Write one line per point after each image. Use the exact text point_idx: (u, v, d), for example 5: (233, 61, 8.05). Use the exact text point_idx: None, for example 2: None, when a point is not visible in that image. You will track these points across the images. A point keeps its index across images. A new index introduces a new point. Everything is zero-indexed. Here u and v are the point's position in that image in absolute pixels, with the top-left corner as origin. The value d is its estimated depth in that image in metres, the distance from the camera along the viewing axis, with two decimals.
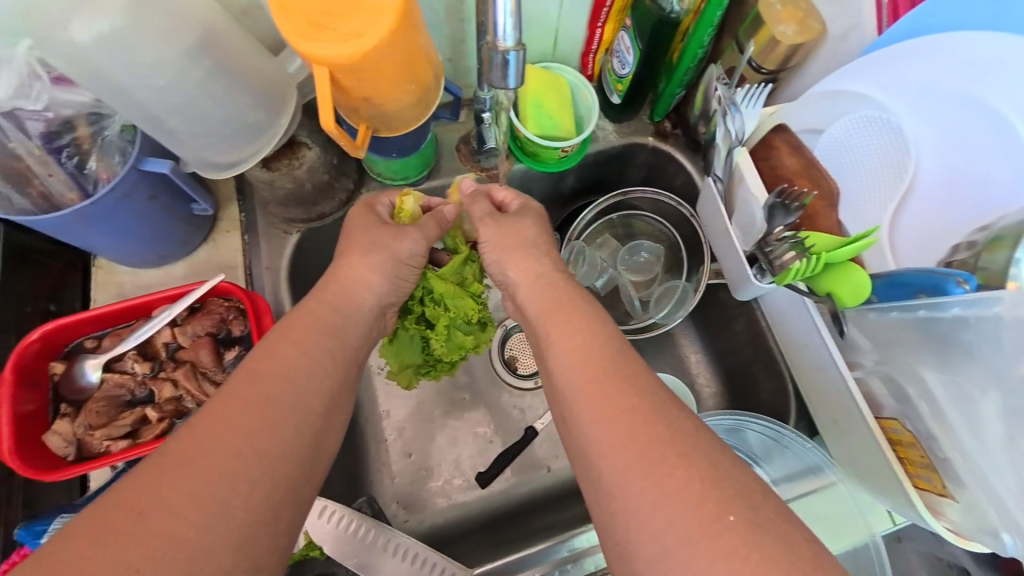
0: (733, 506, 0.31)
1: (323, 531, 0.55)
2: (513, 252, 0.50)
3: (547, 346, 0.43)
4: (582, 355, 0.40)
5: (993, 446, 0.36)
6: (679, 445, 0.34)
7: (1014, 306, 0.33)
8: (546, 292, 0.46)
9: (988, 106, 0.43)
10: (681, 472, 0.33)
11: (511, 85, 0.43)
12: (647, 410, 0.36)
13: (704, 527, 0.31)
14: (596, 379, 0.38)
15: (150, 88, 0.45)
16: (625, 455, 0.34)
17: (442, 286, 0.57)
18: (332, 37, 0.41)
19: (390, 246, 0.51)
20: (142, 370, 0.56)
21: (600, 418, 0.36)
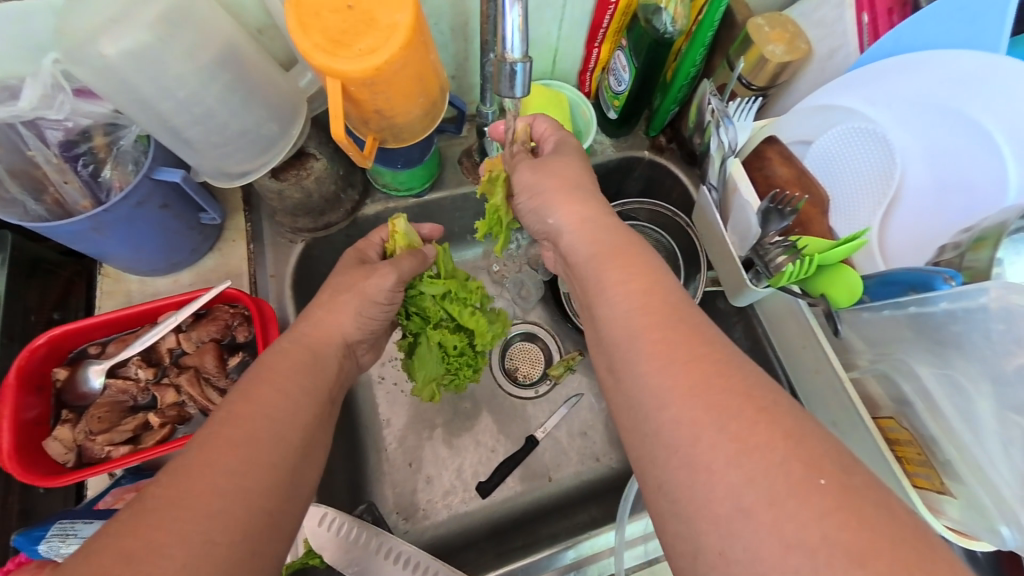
0: (823, 468, 0.30)
1: (324, 539, 0.54)
2: (550, 218, 0.49)
3: (603, 293, 0.42)
4: (643, 302, 0.40)
5: (987, 438, 0.37)
6: (758, 401, 0.33)
7: (999, 295, 0.34)
8: (599, 242, 0.46)
9: (970, 116, 0.47)
10: (763, 425, 0.32)
11: (517, 94, 0.45)
12: (717, 360, 0.35)
13: (794, 489, 0.29)
14: (655, 325, 0.38)
15: (171, 99, 0.46)
16: (694, 402, 0.33)
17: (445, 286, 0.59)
18: (348, 53, 0.44)
19: (360, 285, 0.52)
20: (146, 376, 0.56)
21: (659, 364, 0.36)
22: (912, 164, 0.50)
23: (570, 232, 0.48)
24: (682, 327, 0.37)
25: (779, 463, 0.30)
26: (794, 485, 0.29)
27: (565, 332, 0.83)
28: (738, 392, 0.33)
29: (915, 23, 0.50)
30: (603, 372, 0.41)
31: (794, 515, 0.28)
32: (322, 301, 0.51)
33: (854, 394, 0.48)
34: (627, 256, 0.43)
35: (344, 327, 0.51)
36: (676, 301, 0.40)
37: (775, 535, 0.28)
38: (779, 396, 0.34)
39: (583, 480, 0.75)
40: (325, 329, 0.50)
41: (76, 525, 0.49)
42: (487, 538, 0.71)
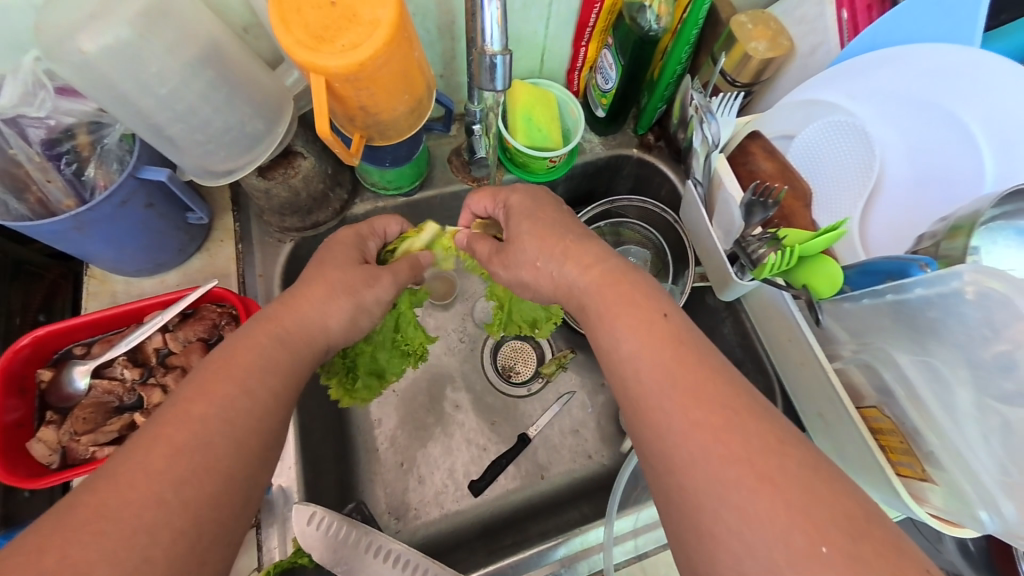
0: (826, 535, 0.30)
1: (311, 539, 0.54)
2: (552, 254, 0.48)
3: (623, 336, 0.41)
4: (665, 350, 0.39)
5: (966, 422, 0.38)
6: (777, 461, 0.33)
7: (972, 279, 0.34)
8: (599, 291, 0.45)
9: (948, 111, 0.47)
10: (779, 489, 0.32)
11: (500, 87, 0.47)
12: (742, 419, 0.35)
13: (805, 553, 0.30)
14: (673, 373, 0.38)
15: (153, 97, 0.47)
16: (722, 467, 0.33)
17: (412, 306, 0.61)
18: (330, 49, 0.44)
19: (359, 293, 0.50)
20: (133, 376, 0.55)
21: (686, 421, 0.35)
22: (893, 157, 0.50)
23: (572, 286, 0.47)
24: (689, 377, 0.37)
25: (785, 529, 0.30)
26: (804, 546, 0.30)
27: (557, 329, 0.84)
28: (724, 437, 0.34)
29: (891, 18, 0.51)
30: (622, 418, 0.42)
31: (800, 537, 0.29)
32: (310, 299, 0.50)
33: (837, 384, 0.48)
34: (645, 298, 0.43)
35: (329, 333, 0.48)
36: (679, 346, 0.39)
37: (773, 553, 0.30)
38: (748, 427, 0.34)
39: (575, 478, 0.75)
40: None
41: None
42: (479, 537, 0.71)
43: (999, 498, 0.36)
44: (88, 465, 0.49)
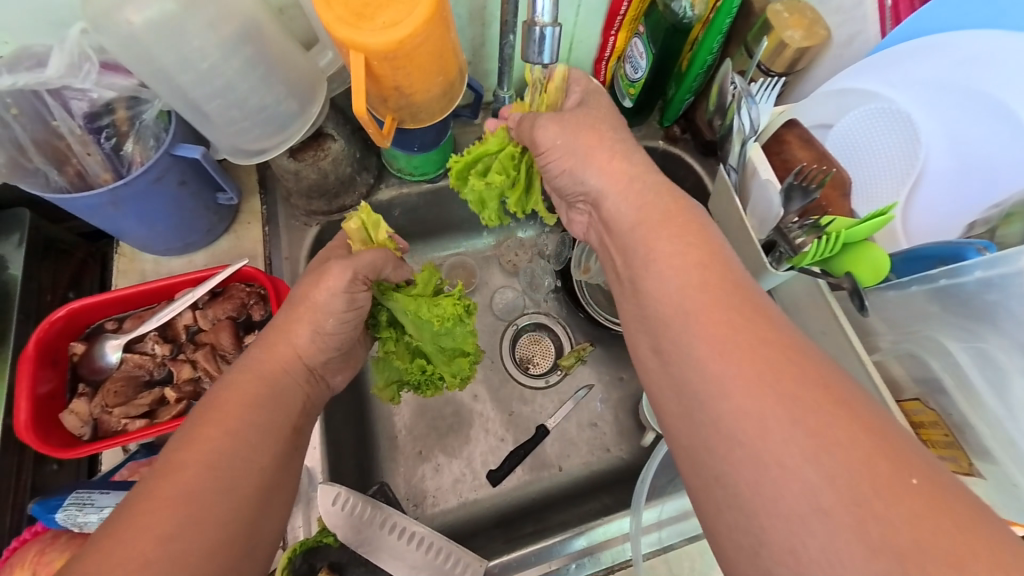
0: (910, 464, 0.29)
1: (334, 519, 0.54)
2: (591, 169, 0.45)
3: (654, 263, 0.39)
4: (699, 276, 0.37)
5: (1018, 411, 0.37)
6: (830, 388, 0.31)
7: None
8: (647, 208, 0.42)
9: (993, 97, 0.46)
10: (832, 413, 0.30)
11: (545, 60, 0.46)
12: (788, 346, 0.33)
13: (872, 476, 0.28)
14: (709, 298, 0.36)
15: (194, 72, 0.47)
16: (763, 391, 0.31)
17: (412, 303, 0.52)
18: (371, 26, 0.44)
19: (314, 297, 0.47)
20: (162, 351, 0.56)
21: (722, 346, 0.34)
22: (935, 148, 0.49)
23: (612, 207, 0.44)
24: (750, 306, 0.35)
25: (854, 446, 0.29)
26: (874, 473, 0.28)
27: (576, 322, 0.83)
28: (778, 355, 0.32)
29: (929, 9, 0.50)
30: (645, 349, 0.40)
31: (869, 487, 0.28)
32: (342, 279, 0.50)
33: (876, 376, 0.46)
34: (678, 225, 0.40)
35: (296, 343, 0.47)
36: (734, 274, 0.37)
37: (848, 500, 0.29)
38: (810, 359, 0.33)
39: (593, 470, 0.75)
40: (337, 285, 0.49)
41: (92, 494, 0.47)
42: (497, 526, 0.70)
43: None
44: (119, 437, 0.50)
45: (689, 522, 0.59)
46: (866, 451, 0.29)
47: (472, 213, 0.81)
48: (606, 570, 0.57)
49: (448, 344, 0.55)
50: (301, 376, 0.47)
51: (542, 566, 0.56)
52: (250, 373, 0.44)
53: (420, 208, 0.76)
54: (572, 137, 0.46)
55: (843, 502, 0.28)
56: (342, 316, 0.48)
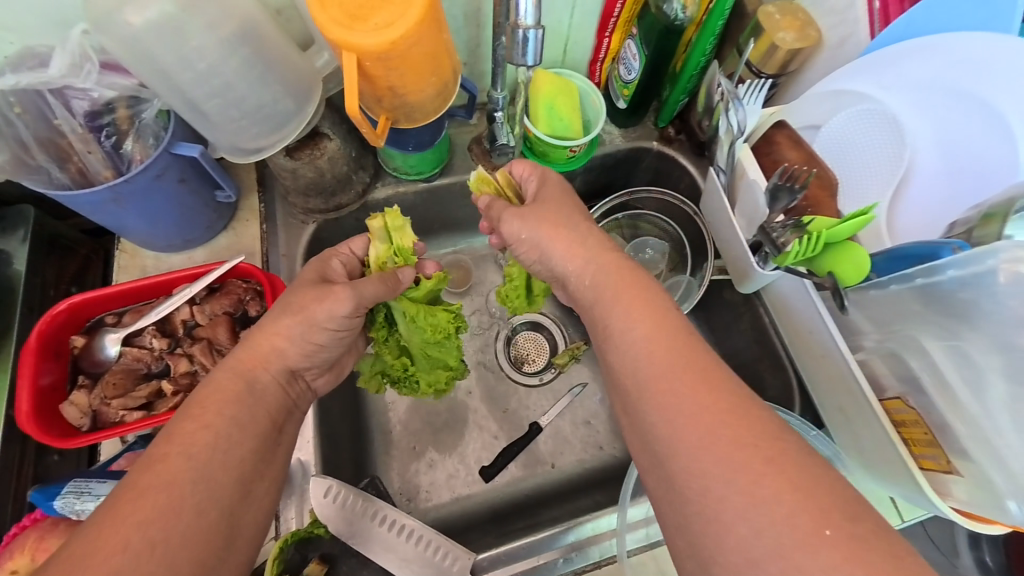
0: (831, 519, 0.30)
1: (327, 510, 0.55)
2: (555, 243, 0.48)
3: (613, 333, 0.42)
4: (651, 344, 0.40)
5: (995, 409, 0.37)
6: (766, 450, 0.33)
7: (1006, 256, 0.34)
8: (605, 277, 0.45)
9: (983, 98, 0.46)
10: (770, 478, 0.32)
11: (530, 62, 0.48)
12: (731, 410, 0.35)
13: (806, 541, 0.29)
14: (659, 367, 0.38)
15: (192, 72, 0.48)
16: (705, 458, 0.33)
17: (413, 308, 0.57)
18: (364, 27, 0.45)
19: (309, 310, 0.48)
20: (160, 345, 0.57)
21: (668, 416, 0.36)
22: (922, 150, 0.49)
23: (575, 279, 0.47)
24: (696, 372, 0.37)
25: (789, 512, 0.30)
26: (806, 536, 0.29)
27: (571, 321, 0.84)
28: (725, 411, 0.35)
29: (924, 9, 0.50)
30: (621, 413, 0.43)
31: (805, 553, 0.29)
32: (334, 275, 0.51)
33: (860, 376, 0.47)
34: (635, 292, 0.43)
35: (283, 352, 0.48)
36: (686, 340, 0.39)
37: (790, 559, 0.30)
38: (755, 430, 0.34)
39: (586, 468, 0.75)
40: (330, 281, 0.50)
41: (90, 483, 0.48)
42: (490, 520, 0.71)
43: None
44: (117, 428, 0.51)
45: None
46: (796, 509, 0.30)
47: (468, 212, 0.82)
48: (594, 565, 0.57)
49: (433, 355, 0.60)
50: (282, 377, 0.48)
51: (529, 561, 0.57)
52: (230, 371, 0.46)
53: (417, 207, 0.77)
54: (532, 224, 0.49)
55: (772, 551, 0.30)
56: (332, 329, 0.49)
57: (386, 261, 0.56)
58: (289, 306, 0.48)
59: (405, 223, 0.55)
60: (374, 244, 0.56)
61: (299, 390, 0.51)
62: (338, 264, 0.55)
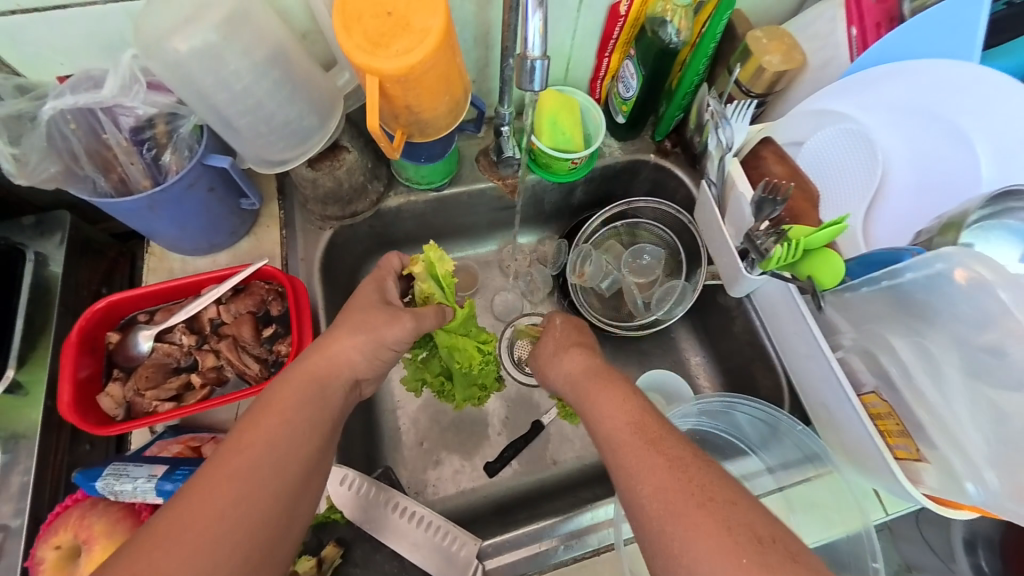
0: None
1: (342, 496, 0.59)
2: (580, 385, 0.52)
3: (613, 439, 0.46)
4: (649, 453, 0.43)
5: (953, 399, 0.42)
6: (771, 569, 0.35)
7: (953, 261, 0.39)
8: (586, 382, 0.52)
9: (948, 122, 0.51)
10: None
11: (536, 88, 0.52)
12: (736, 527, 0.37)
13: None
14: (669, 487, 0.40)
15: (229, 92, 0.53)
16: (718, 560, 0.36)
17: (449, 338, 0.63)
18: (386, 53, 0.49)
19: (379, 331, 0.54)
20: (188, 342, 0.61)
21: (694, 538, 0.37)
22: (896, 167, 0.54)
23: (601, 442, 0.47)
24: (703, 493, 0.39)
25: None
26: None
27: None
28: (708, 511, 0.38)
29: (897, 35, 0.55)
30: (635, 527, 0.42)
31: None
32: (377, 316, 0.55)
33: (840, 372, 0.50)
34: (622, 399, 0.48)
35: (355, 365, 0.53)
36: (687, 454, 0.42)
37: None
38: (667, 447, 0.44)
39: (586, 464, 0.79)
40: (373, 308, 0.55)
41: (127, 467, 0.52)
42: (495, 512, 0.74)
43: (985, 469, 0.40)
44: (150, 417, 0.55)
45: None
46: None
47: (476, 219, 0.87)
48: (592, 552, 0.60)
49: (475, 375, 0.66)
50: (348, 386, 0.52)
51: (530, 546, 0.60)
52: (300, 374, 0.50)
53: (427, 215, 0.81)
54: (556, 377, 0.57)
55: None
56: (350, 325, 0.53)
57: (429, 286, 0.61)
58: (363, 323, 0.53)
59: (445, 255, 0.61)
60: (418, 269, 0.61)
61: (354, 398, 0.54)
62: (392, 284, 0.60)
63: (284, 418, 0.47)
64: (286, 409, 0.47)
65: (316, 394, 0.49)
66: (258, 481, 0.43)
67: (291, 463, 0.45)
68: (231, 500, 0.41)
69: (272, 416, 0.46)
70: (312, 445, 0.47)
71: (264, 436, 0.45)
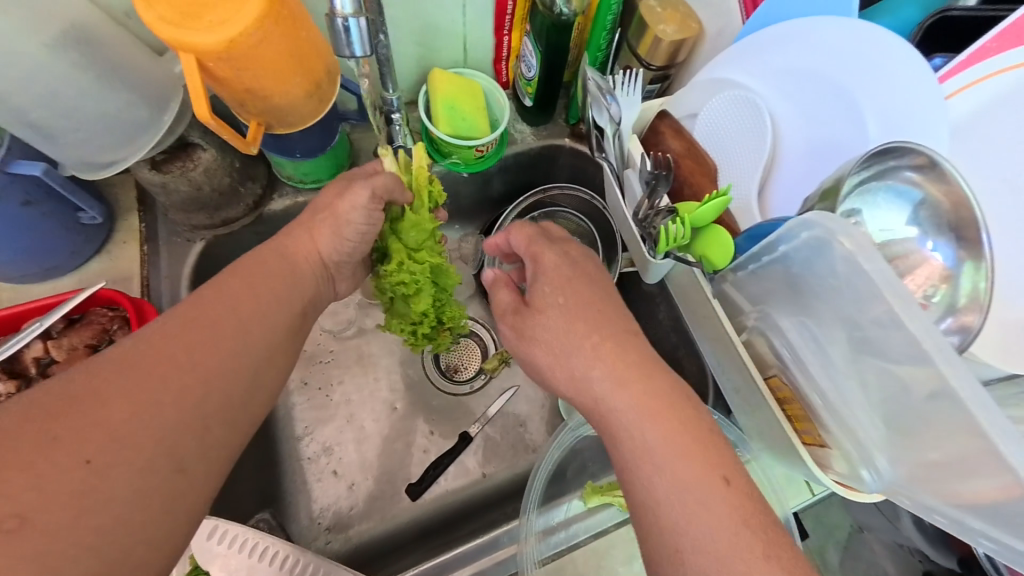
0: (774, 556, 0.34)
1: (213, 554, 0.51)
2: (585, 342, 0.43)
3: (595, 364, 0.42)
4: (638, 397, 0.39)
5: (845, 383, 0.39)
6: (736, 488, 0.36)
7: (812, 228, 0.36)
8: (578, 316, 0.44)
9: (833, 84, 0.49)
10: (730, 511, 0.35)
11: (356, 52, 0.44)
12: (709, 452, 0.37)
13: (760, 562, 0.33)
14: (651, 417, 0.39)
15: (8, 80, 0.43)
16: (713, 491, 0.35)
17: (393, 240, 0.55)
18: (197, 25, 0.41)
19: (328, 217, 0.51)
20: (7, 389, 0.51)
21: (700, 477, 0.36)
22: (788, 134, 0.51)
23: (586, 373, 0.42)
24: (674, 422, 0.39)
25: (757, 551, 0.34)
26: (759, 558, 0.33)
27: (500, 326, 0.82)
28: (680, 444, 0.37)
29: None
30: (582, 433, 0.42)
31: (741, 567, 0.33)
32: (323, 245, 0.51)
33: (745, 356, 0.47)
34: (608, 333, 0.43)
35: (318, 245, 0.51)
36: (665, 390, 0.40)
37: None
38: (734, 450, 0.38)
39: (519, 472, 0.73)
40: (303, 245, 0.50)
41: None
42: (417, 538, 0.68)
43: (875, 452, 0.39)
44: None
45: (597, 517, 0.58)
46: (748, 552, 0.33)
47: None
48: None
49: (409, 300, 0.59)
50: (317, 269, 0.51)
51: None
52: (279, 248, 0.49)
53: None
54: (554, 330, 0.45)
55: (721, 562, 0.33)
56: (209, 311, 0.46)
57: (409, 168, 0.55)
58: (318, 207, 0.52)
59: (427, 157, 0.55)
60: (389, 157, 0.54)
61: (328, 289, 0.53)
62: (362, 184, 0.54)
63: (253, 297, 0.44)
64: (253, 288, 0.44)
65: (286, 267, 0.48)
66: (221, 347, 0.40)
67: (257, 330, 0.43)
68: (191, 365, 0.38)
69: (240, 281, 0.44)
70: (280, 329, 0.45)
71: (231, 308, 0.42)
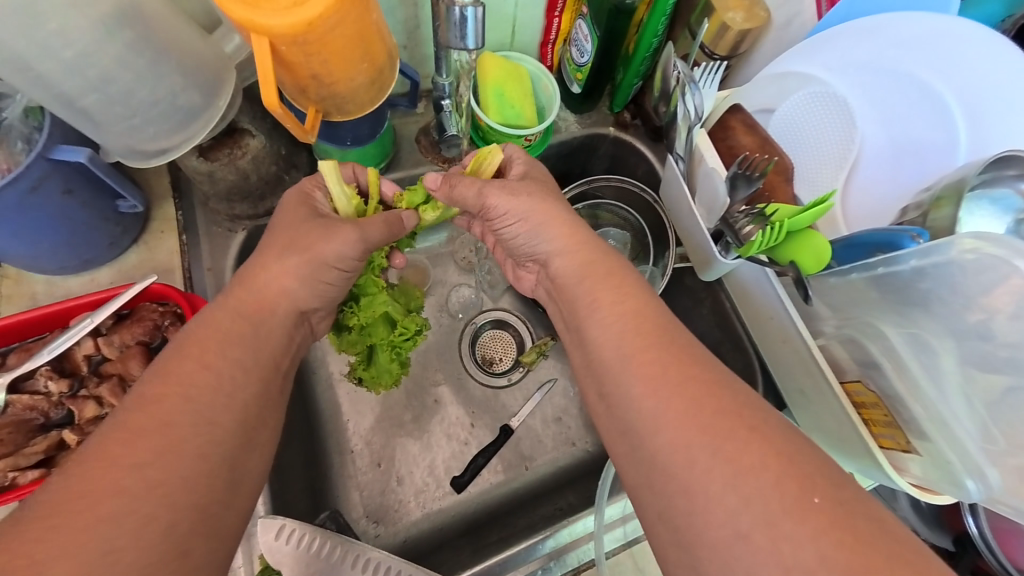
0: (815, 485, 0.31)
1: (281, 554, 0.51)
2: (596, 304, 0.43)
3: (590, 316, 0.43)
4: (629, 332, 0.40)
5: (949, 392, 0.40)
6: (748, 419, 0.34)
7: (961, 249, 0.35)
8: (583, 265, 0.46)
9: (923, 82, 0.47)
10: (755, 444, 0.32)
11: (468, 42, 0.50)
12: (720, 405, 0.35)
13: (793, 505, 0.30)
14: (647, 363, 0.38)
15: (58, 61, 0.39)
16: (709, 442, 0.33)
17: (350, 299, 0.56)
18: (273, 6, 0.38)
19: (314, 249, 0.46)
20: (59, 389, 0.49)
21: (691, 433, 0.34)
22: (869, 134, 0.50)
23: (603, 345, 0.41)
24: (681, 365, 0.37)
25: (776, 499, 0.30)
26: (790, 502, 0.30)
27: (536, 318, 0.81)
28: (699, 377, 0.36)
29: None
30: (595, 403, 0.42)
31: (786, 528, 0.30)
32: (295, 292, 0.46)
33: (822, 360, 0.49)
34: (609, 282, 0.44)
35: (293, 296, 0.46)
36: (664, 324, 0.40)
37: (763, 520, 0.30)
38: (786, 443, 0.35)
39: (559, 466, 0.73)
40: (269, 298, 0.45)
41: None
42: (463, 535, 0.69)
43: (985, 466, 0.38)
44: (9, 493, 0.43)
45: (632, 524, 0.57)
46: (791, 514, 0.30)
47: None
48: (570, 572, 0.56)
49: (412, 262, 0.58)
50: (291, 320, 0.47)
51: None
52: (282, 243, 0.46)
53: None
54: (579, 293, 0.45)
55: (761, 522, 0.30)
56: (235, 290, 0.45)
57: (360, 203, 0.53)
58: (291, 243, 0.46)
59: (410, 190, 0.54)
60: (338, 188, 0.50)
61: (304, 335, 0.49)
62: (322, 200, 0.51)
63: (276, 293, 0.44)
64: (216, 351, 0.41)
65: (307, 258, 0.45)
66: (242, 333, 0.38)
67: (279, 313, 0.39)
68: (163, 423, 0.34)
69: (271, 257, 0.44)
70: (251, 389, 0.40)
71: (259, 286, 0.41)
